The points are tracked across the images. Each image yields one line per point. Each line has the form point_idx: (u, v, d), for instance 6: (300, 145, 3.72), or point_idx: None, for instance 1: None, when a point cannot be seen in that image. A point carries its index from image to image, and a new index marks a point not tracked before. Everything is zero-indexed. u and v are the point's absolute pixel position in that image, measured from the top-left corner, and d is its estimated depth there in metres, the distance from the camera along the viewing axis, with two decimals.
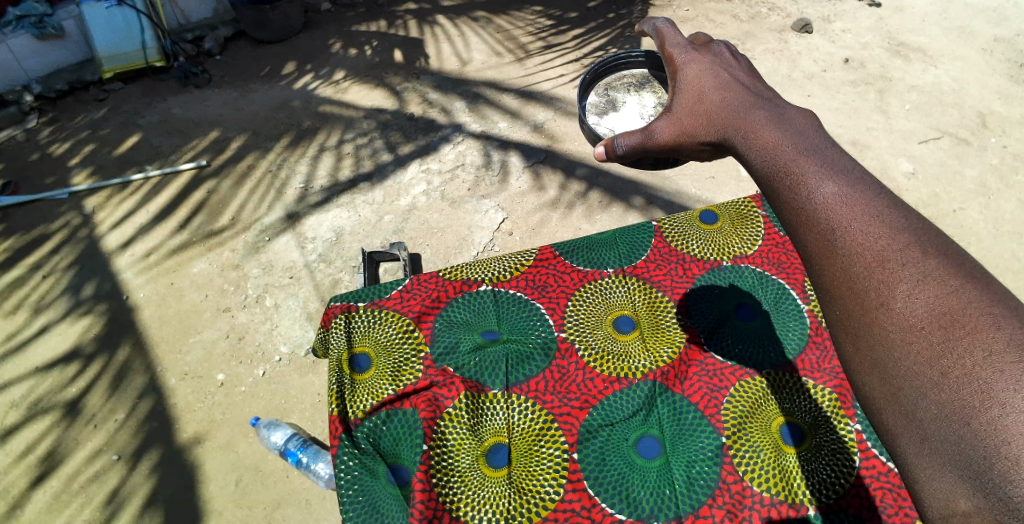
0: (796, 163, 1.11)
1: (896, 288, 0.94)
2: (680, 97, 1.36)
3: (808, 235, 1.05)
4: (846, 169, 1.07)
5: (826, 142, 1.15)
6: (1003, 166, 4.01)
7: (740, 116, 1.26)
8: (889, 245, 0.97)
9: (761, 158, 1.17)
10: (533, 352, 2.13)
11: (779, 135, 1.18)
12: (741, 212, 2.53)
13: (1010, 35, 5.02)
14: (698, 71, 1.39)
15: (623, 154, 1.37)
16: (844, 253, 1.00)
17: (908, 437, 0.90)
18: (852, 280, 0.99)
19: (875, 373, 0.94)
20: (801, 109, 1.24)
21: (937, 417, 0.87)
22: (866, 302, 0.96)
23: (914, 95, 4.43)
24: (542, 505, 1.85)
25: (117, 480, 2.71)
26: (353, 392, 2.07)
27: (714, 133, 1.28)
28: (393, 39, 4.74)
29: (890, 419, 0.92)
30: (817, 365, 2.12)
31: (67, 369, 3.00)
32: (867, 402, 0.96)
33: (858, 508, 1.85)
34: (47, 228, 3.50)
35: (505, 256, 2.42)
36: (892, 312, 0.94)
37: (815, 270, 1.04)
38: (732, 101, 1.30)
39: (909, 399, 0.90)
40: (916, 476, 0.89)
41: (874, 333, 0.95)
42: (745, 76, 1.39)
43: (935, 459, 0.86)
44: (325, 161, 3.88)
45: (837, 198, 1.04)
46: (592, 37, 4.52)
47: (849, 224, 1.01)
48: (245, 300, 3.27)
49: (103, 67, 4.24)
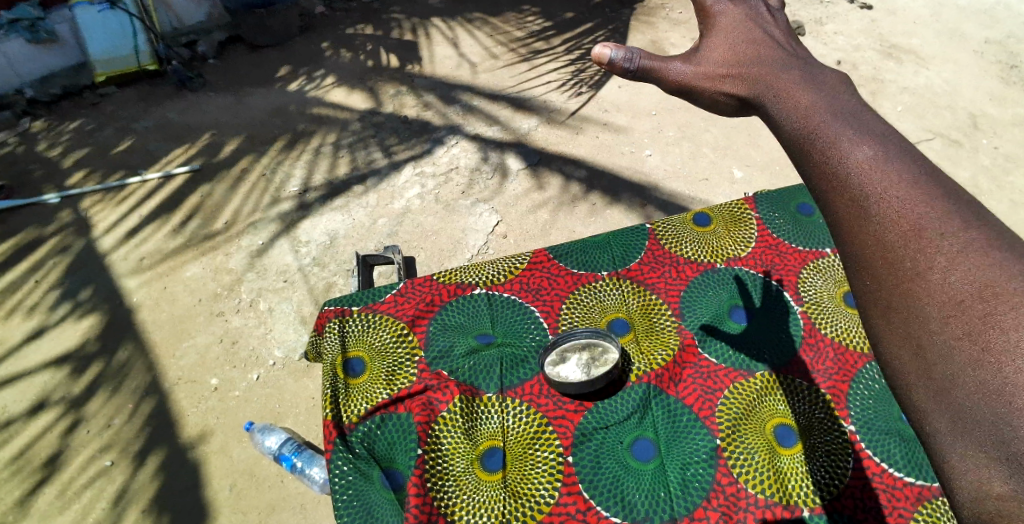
0: (829, 130, 1.17)
1: (934, 259, 0.97)
2: (710, 45, 1.41)
3: (840, 202, 1.09)
4: (881, 139, 1.12)
5: (860, 108, 1.21)
6: (995, 167, 4.03)
7: (775, 77, 1.33)
8: (926, 215, 1.00)
9: (794, 123, 1.23)
10: (528, 355, 2.13)
11: (812, 98, 1.25)
12: (735, 214, 2.55)
13: (1001, 37, 5.06)
14: (734, 20, 1.43)
15: (634, 72, 1.38)
16: (878, 220, 1.03)
17: (940, 416, 0.91)
18: (886, 249, 1.01)
19: (907, 346, 0.96)
20: (834, 73, 1.33)
21: (974, 394, 0.88)
22: (901, 272, 0.99)
23: (906, 97, 4.46)
24: (538, 509, 1.84)
25: (109, 486, 2.68)
26: (347, 396, 2.06)
27: (742, 88, 1.36)
28: (388, 43, 4.76)
29: (921, 400, 0.94)
30: (810, 366, 2.12)
31: (59, 375, 2.98)
32: (896, 377, 0.98)
33: (853, 510, 1.85)
34: (39, 233, 3.48)
35: (500, 259, 2.43)
36: (928, 283, 0.96)
37: (844, 236, 1.07)
38: (766, 58, 1.36)
39: (944, 377, 0.92)
40: (945, 457, 0.90)
41: (907, 303, 0.97)
42: (781, 34, 1.44)
43: (969, 441, 0.88)
44: (320, 165, 3.87)
45: (873, 166, 1.08)
46: (584, 39, 4.61)
47: (884, 189, 1.05)
48: (239, 304, 3.25)
49: (97, 71, 4.28)
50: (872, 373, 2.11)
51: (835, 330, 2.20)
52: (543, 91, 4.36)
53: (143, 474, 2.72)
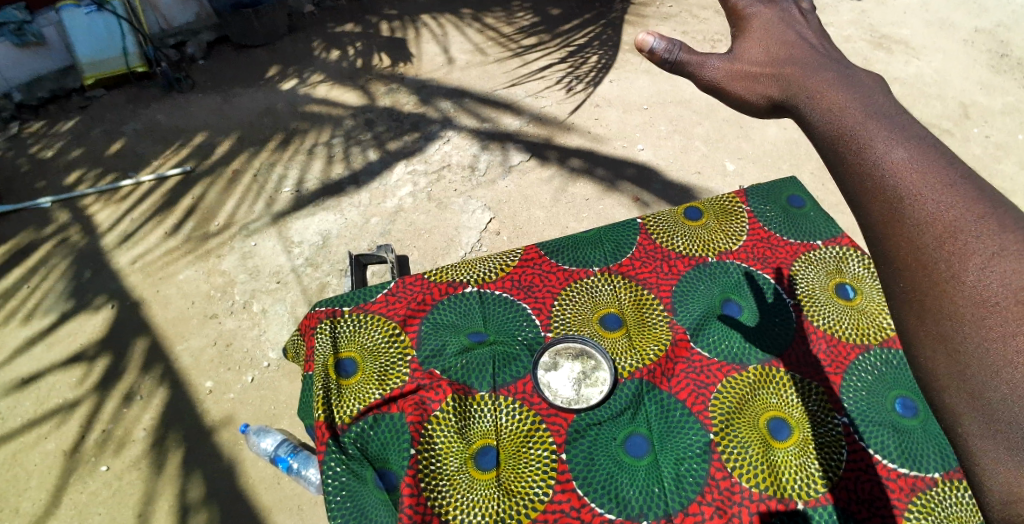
0: (863, 131, 1.28)
1: (969, 262, 1.07)
2: (744, 45, 1.53)
3: (875, 203, 1.21)
4: (916, 140, 1.23)
5: (892, 109, 1.32)
6: (986, 156, 4.04)
7: (808, 78, 1.44)
8: (962, 218, 1.11)
9: (827, 127, 1.34)
10: (520, 352, 2.12)
11: (845, 99, 1.37)
12: (726, 208, 2.54)
13: (990, 26, 5.07)
14: (767, 23, 1.55)
15: (671, 64, 1.51)
16: (914, 223, 1.14)
17: (971, 418, 1.03)
18: (919, 252, 1.12)
19: (941, 348, 1.07)
20: (867, 73, 1.43)
21: (1006, 397, 1.00)
22: (937, 274, 1.10)
23: (897, 88, 4.46)
24: (533, 507, 1.84)
25: (108, 491, 2.68)
26: (339, 398, 2.03)
27: (775, 89, 1.47)
28: (378, 40, 4.74)
29: (953, 402, 1.05)
30: (802, 358, 2.12)
31: (53, 380, 2.95)
32: (927, 376, 1.09)
33: (847, 502, 1.86)
34: (32, 237, 3.45)
35: (491, 256, 2.41)
36: (963, 286, 1.07)
37: (880, 237, 1.18)
38: (798, 59, 1.48)
39: (978, 381, 1.03)
40: (977, 460, 1.02)
41: (943, 303, 1.08)
42: (813, 34, 1.55)
43: (1000, 443, 1.00)
44: (314, 165, 3.85)
45: (907, 168, 1.20)
46: (575, 36, 4.60)
47: (919, 192, 1.16)
48: (232, 306, 3.24)
49: (84, 74, 4.21)
50: (865, 364, 2.12)
51: (827, 323, 2.20)
52: (536, 87, 4.36)
53: (140, 479, 2.72)
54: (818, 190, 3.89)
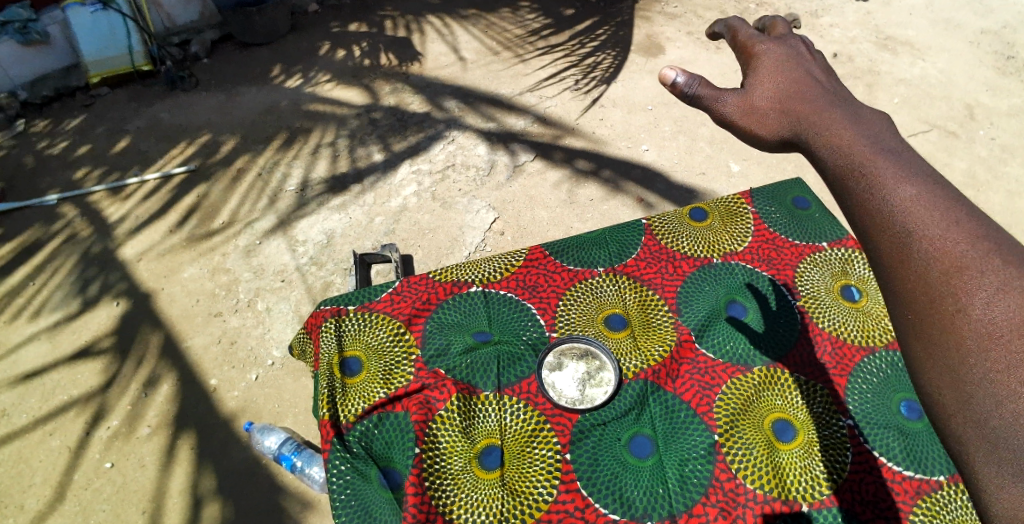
0: (871, 166, 1.27)
1: (974, 296, 1.06)
2: (756, 83, 1.53)
3: (882, 238, 1.18)
4: (922, 178, 1.22)
5: (898, 146, 1.31)
6: (991, 158, 4.02)
7: (818, 114, 1.43)
8: (967, 254, 1.09)
9: (835, 162, 1.33)
10: (524, 352, 2.12)
11: (853, 136, 1.35)
12: (730, 209, 2.54)
13: (996, 27, 5.06)
14: (778, 61, 1.55)
15: (690, 96, 1.51)
16: (922, 258, 1.13)
17: (976, 447, 1.01)
18: (927, 285, 1.11)
19: (946, 377, 1.05)
20: (874, 111, 1.42)
21: (1011, 425, 0.98)
22: (943, 307, 1.08)
23: (902, 89, 4.46)
24: (536, 506, 1.84)
25: (111, 489, 2.69)
26: (344, 396, 2.04)
27: (785, 127, 1.46)
28: (382, 40, 4.74)
29: (957, 430, 1.03)
30: (807, 360, 2.12)
31: (57, 377, 2.96)
32: (925, 393, 1.09)
33: (851, 503, 1.86)
34: (38, 235, 3.46)
35: (495, 257, 2.42)
36: (969, 318, 1.05)
37: (885, 271, 1.17)
38: (808, 98, 1.47)
39: (979, 409, 1.01)
40: (982, 483, 1.00)
41: (947, 333, 1.07)
42: (821, 72, 1.55)
43: (1003, 468, 0.98)
44: (318, 164, 3.86)
45: (914, 203, 1.18)
46: (594, 35, 4.63)
47: (925, 227, 1.15)
48: (236, 304, 3.25)
49: (90, 72, 4.24)
50: (870, 366, 2.11)
51: (832, 324, 2.20)
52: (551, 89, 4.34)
53: (143, 475, 2.72)
54: (823, 191, 3.88)
